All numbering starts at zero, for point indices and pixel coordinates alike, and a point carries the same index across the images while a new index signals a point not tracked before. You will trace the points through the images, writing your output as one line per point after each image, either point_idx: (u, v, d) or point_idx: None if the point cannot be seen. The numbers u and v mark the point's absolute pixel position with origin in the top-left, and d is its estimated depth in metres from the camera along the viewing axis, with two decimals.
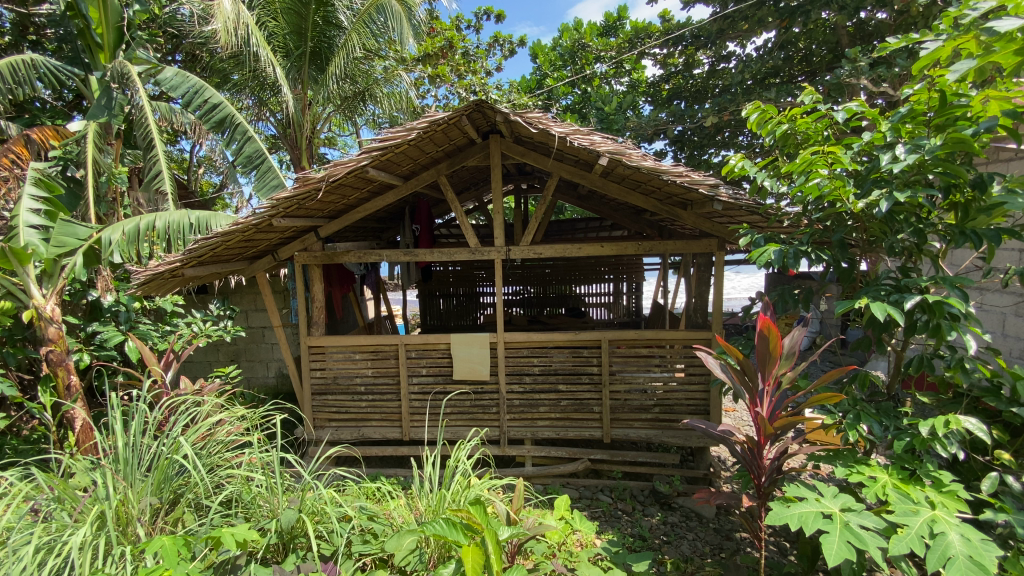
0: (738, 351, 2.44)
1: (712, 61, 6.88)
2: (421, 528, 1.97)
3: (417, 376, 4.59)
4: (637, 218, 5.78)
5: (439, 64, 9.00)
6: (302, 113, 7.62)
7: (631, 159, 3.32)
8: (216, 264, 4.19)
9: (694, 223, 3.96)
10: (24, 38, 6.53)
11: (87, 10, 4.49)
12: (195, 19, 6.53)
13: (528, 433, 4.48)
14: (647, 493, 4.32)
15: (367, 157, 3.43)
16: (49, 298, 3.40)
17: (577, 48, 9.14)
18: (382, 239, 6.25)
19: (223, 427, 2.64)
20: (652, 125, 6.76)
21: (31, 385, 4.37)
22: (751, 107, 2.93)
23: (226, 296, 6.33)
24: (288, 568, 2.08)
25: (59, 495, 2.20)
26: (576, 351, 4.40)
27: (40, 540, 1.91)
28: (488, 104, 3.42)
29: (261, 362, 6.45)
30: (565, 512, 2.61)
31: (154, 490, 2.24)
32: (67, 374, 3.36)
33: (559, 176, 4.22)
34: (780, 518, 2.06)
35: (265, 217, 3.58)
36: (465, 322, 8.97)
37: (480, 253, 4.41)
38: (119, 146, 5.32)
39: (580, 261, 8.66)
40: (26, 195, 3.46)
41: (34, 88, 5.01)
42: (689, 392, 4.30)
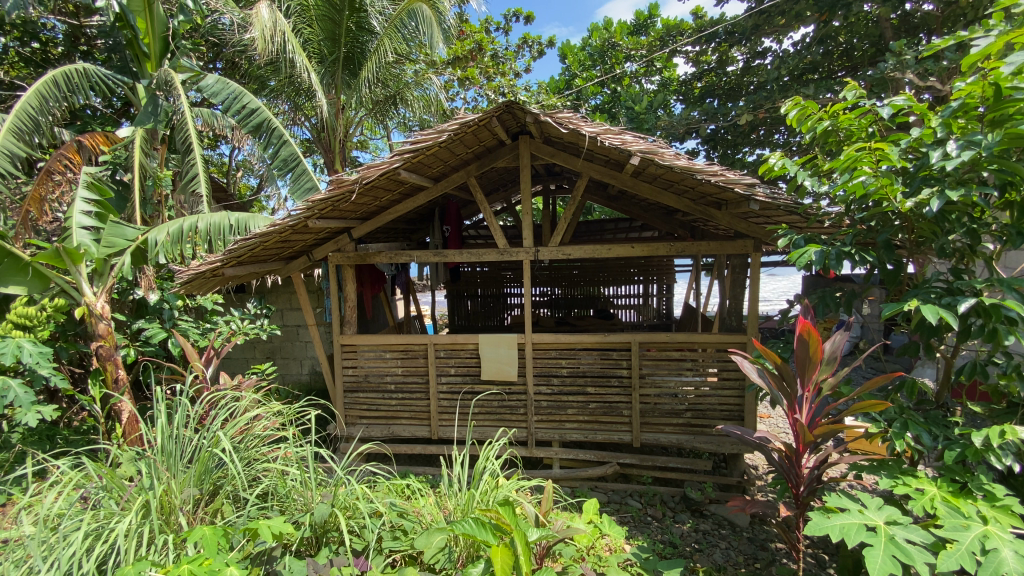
0: (776, 356, 2.36)
1: (747, 58, 6.68)
2: (450, 526, 1.97)
3: (446, 375, 4.63)
4: (668, 218, 5.70)
5: (468, 67, 9.09)
6: (335, 118, 7.80)
7: (663, 158, 3.25)
8: (254, 264, 4.32)
9: (728, 223, 3.87)
10: (76, 49, 6.92)
11: (135, 21, 4.86)
12: (235, 27, 6.78)
13: (556, 435, 4.46)
14: (678, 499, 4.23)
15: (399, 159, 3.47)
16: (99, 295, 3.60)
17: (607, 48, 9.04)
18: (412, 240, 6.32)
19: (260, 422, 2.72)
20: (684, 124, 6.65)
21: (81, 378, 4.62)
22: (790, 103, 2.85)
23: (263, 296, 6.54)
24: (322, 561, 2.12)
25: (107, 483, 2.31)
26: (605, 354, 4.36)
27: (90, 526, 2.02)
28: (518, 105, 3.41)
29: (295, 360, 6.61)
30: (593, 516, 2.58)
31: (196, 482, 2.33)
32: (115, 368, 3.53)
33: (589, 176, 4.17)
34: (819, 529, 1.98)
35: (301, 218, 3.67)
36: (492, 323, 8.98)
37: (509, 253, 4.39)
38: (163, 151, 5.55)
39: (609, 262, 8.56)
40: (78, 197, 3.67)
41: (87, 96, 5.22)
42: (722, 398, 4.18)
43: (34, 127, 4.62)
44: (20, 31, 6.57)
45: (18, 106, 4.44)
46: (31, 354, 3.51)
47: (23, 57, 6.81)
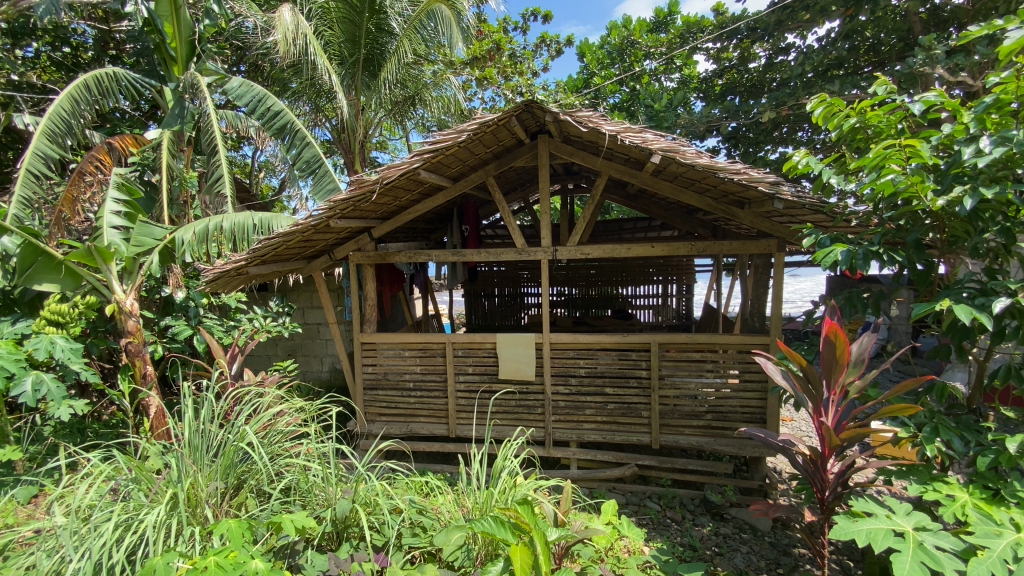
0: (801, 358, 2.32)
1: (770, 54, 6.55)
2: (470, 524, 1.98)
3: (464, 374, 4.65)
4: (688, 217, 5.63)
5: (486, 67, 9.14)
6: (355, 119, 7.89)
7: (685, 156, 3.21)
8: (276, 264, 4.39)
9: (751, 223, 3.80)
10: (105, 53, 7.12)
11: (163, 26, 5.05)
12: (258, 31, 6.91)
13: (574, 435, 4.44)
14: (697, 502, 4.18)
15: (419, 159, 3.50)
16: (128, 293, 3.71)
17: (626, 46, 8.95)
18: (430, 240, 6.35)
19: (283, 418, 2.77)
20: (704, 122, 6.56)
21: (111, 373, 4.76)
22: (815, 100, 2.79)
23: (284, 294, 6.66)
24: (343, 556, 2.15)
25: (136, 475, 2.38)
26: (623, 354, 4.33)
27: (120, 517, 2.08)
28: (537, 104, 3.41)
29: (315, 357, 6.71)
30: (612, 517, 2.55)
31: (222, 475, 2.39)
32: (143, 364, 3.63)
33: (608, 175, 4.14)
34: (845, 533, 1.94)
35: (323, 218, 3.73)
36: (509, 323, 8.99)
37: (527, 253, 4.37)
38: (189, 152, 5.68)
39: (628, 262, 8.50)
40: (109, 198, 3.78)
41: (116, 99, 5.38)
42: (744, 400, 4.12)
43: (67, 130, 4.77)
44: (52, 36, 6.79)
45: (52, 110, 4.59)
46: (64, 350, 3.63)
47: (55, 62, 7.04)
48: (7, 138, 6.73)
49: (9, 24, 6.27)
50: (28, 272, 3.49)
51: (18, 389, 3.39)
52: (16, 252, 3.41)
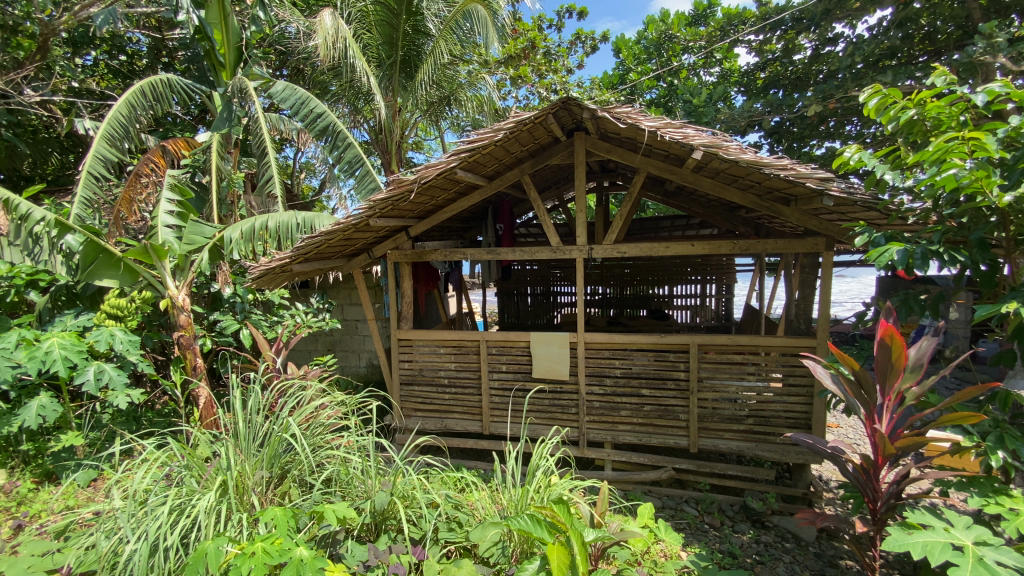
0: (853, 362, 2.24)
1: (816, 45, 6.25)
2: (506, 522, 1.99)
3: (498, 372, 4.67)
4: (730, 215, 5.48)
5: (521, 66, 9.22)
6: (392, 119, 8.05)
7: (728, 152, 3.13)
8: (318, 261, 4.52)
9: (798, 220, 3.65)
10: (158, 60, 7.52)
11: (213, 33, 5.29)
12: (301, 36, 7.13)
13: (609, 436, 4.40)
14: (737, 509, 4.07)
15: (456, 159, 3.53)
16: (181, 289, 3.90)
17: (664, 40, 8.76)
18: (465, 238, 6.41)
19: (325, 411, 2.86)
20: (745, 117, 6.36)
21: (164, 364, 5.01)
22: (869, 91, 2.65)
23: (324, 291, 6.86)
24: (382, 547, 2.21)
25: (188, 462, 2.49)
26: (660, 355, 4.24)
27: (174, 502, 2.20)
28: (575, 101, 3.37)
29: (354, 353, 6.88)
30: (648, 520, 2.48)
31: (267, 465, 2.47)
32: (193, 356, 3.81)
33: (647, 173, 4.07)
34: (899, 545, 1.84)
35: (363, 217, 3.83)
36: (542, 322, 8.97)
37: (562, 251, 4.34)
38: (237, 154, 5.91)
39: (664, 261, 8.34)
40: (163, 198, 3.98)
41: (169, 104, 5.65)
42: (788, 404, 3.98)
43: (125, 134, 5.05)
44: (110, 45, 7.20)
45: (111, 115, 4.87)
46: (122, 342, 3.85)
47: (112, 69, 7.48)
48: (70, 142, 7.20)
49: (71, 34, 6.70)
50: (90, 268, 3.72)
51: (81, 378, 3.62)
52: (80, 250, 3.64)
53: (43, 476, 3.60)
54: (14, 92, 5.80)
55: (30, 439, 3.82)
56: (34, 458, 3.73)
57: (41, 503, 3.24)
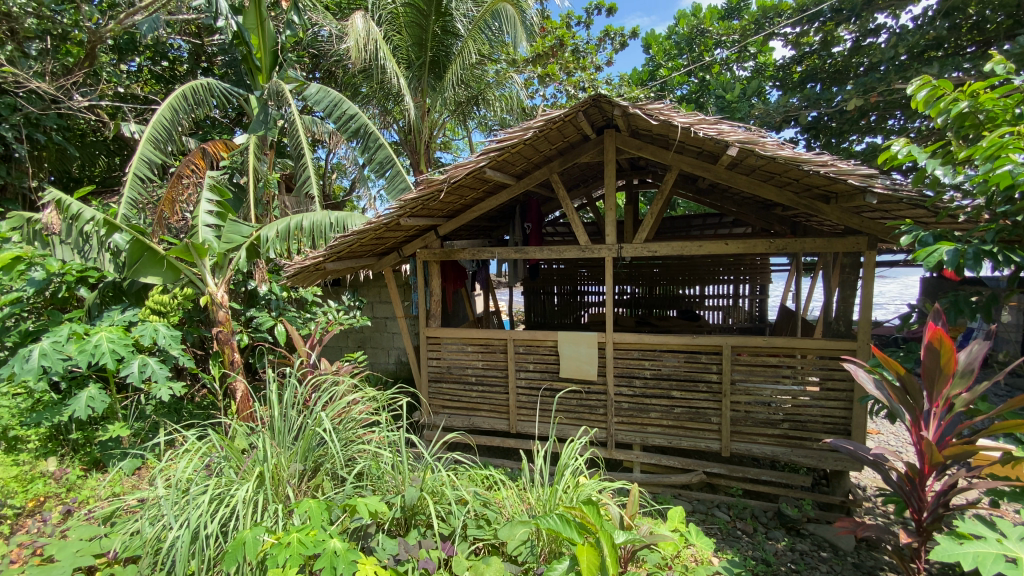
0: (899, 365, 2.17)
1: (857, 37, 5.98)
2: (535, 521, 1.98)
3: (525, 371, 4.67)
4: (765, 213, 5.34)
5: (549, 64, 9.18)
6: (421, 120, 8.14)
7: (765, 148, 3.04)
8: (350, 260, 4.61)
9: (838, 219, 3.53)
10: (198, 65, 7.81)
11: (251, 38, 5.48)
12: (334, 39, 7.28)
13: (638, 437, 4.35)
14: (771, 515, 3.96)
15: (485, 159, 3.54)
16: (220, 286, 4.03)
17: (696, 35, 8.57)
18: (493, 237, 6.43)
19: (357, 406, 2.91)
20: (781, 112, 6.18)
21: (203, 358, 5.20)
22: (919, 82, 2.55)
23: (355, 289, 7.00)
24: (412, 542, 2.24)
25: (227, 453, 2.57)
26: (691, 356, 4.16)
27: (214, 492, 2.28)
28: (606, 98, 3.32)
29: (383, 350, 7.00)
30: (679, 524, 2.43)
31: (301, 458, 2.54)
32: (231, 351, 3.93)
33: (679, 170, 3.99)
34: (947, 554, 1.77)
35: (394, 217, 3.89)
36: (569, 321, 8.93)
37: (591, 250, 4.30)
38: (272, 155, 6.07)
39: (695, 261, 8.18)
40: (203, 199, 4.14)
41: (209, 107, 5.84)
42: (825, 409, 3.85)
43: (168, 137, 5.26)
44: (153, 51, 7.51)
45: (155, 119, 5.08)
46: (165, 337, 4.00)
47: (156, 75, 7.77)
48: (116, 146, 7.53)
49: (117, 42, 7.01)
50: (136, 266, 3.88)
51: (127, 370, 3.78)
52: (127, 248, 3.81)
53: (92, 464, 3.79)
54: (65, 98, 6.10)
55: (80, 428, 4.02)
56: (83, 446, 3.92)
57: (90, 489, 3.40)
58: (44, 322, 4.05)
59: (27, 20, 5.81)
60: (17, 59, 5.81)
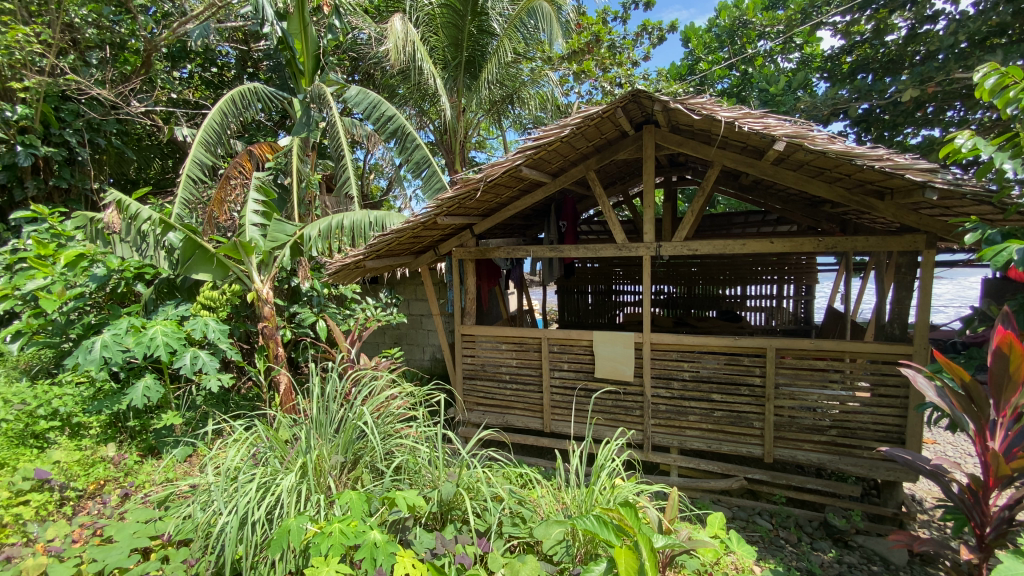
0: (965, 372, 2.05)
1: (912, 24, 5.64)
2: (572, 521, 1.97)
3: (560, 370, 4.65)
4: (811, 210, 5.13)
5: (585, 61, 9.08)
6: (456, 119, 8.22)
7: (815, 142, 2.92)
8: (389, 258, 4.71)
9: (893, 215, 3.36)
10: (244, 70, 8.15)
11: (294, 43, 5.72)
12: (373, 42, 7.43)
13: (675, 441, 4.26)
14: (816, 525, 3.82)
15: (522, 157, 3.54)
16: (265, 283, 4.19)
17: (738, 27, 8.30)
18: (527, 235, 6.43)
19: (395, 401, 2.97)
20: (829, 105, 5.91)
21: (249, 352, 5.41)
22: (985, 71, 2.41)
23: (392, 287, 7.14)
24: (448, 536, 2.27)
25: (272, 443, 2.67)
26: (732, 358, 4.04)
27: (261, 480, 2.37)
28: (646, 93, 3.26)
29: (418, 346, 7.12)
30: (719, 530, 2.37)
31: (342, 450, 2.61)
32: (275, 346, 4.08)
33: (721, 166, 3.88)
34: (1012, 573, 1.64)
35: (431, 216, 3.95)
36: (604, 321, 8.83)
37: (628, 249, 4.24)
38: (314, 156, 6.25)
39: (735, 260, 7.95)
40: (250, 199, 4.31)
41: (255, 110, 6.06)
42: (876, 416, 3.68)
43: (217, 140, 5.50)
44: (203, 58, 7.86)
45: (206, 123, 5.31)
46: (214, 331, 4.20)
47: (205, 81, 8.12)
48: (169, 149, 7.93)
49: (170, 50, 7.39)
50: (189, 263, 4.08)
51: (180, 362, 3.98)
52: (180, 246, 4.01)
53: (147, 450, 4.00)
54: (124, 104, 6.47)
55: (137, 416, 4.25)
56: (139, 433, 4.15)
57: (146, 474, 3.59)
58: (105, 316, 4.30)
59: (88, 30, 6.18)
60: (80, 68, 6.19)
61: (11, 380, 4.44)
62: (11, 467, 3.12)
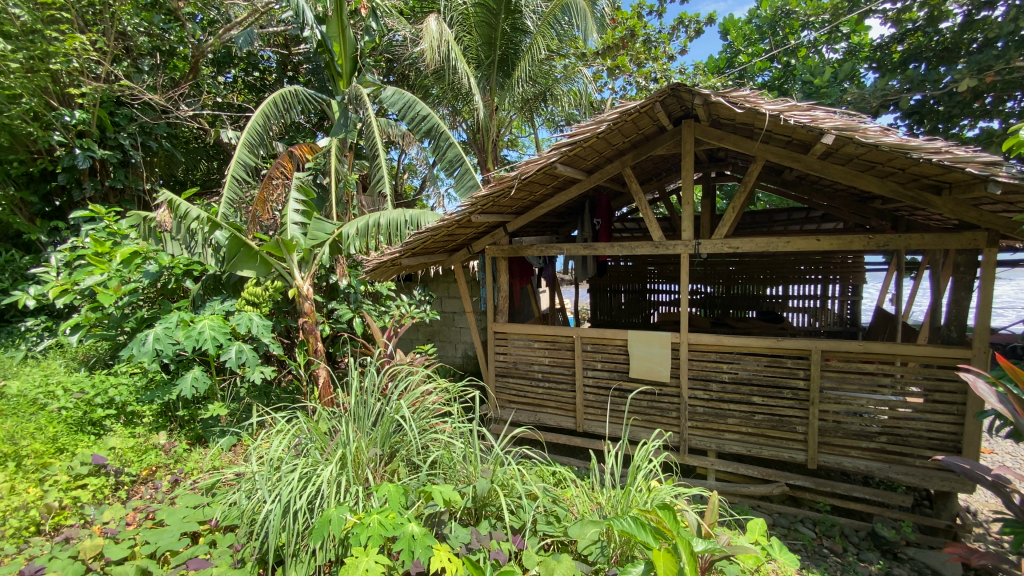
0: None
1: (969, 10, 5.34)
2: (609, 521, 1.95)
3: (593, 369, 4.61)
4: (859, 206, 4.92)
5: (619, 56, 8.81)
6: (489, 118, 8.28)
7: (866, 135, 2.79)
8: (423, 255, 4.77)
9: (952, 212, 3.17)
10: (285, 74, 8.44)
11: (333, 46, 5.95)
12: (408, 42, 7.56)
13: (713, 444, 4.16)
14: (863, 535, 3.66)
15: (557, 154, 3.51)
16: (305, 280, 4.32)
17: (780, 17, 8.03)
18: (560, 233, 6.41)
19: (430, 396, 3.02)
20: (878, 97, 5.63)
21: (290, 347, 5.59)
22: None
23: (426, 284, 7.25)
24: (483, 532, 2.29)
25: (314, 435, 2.75)
26: (774, 360, 3.93)
27: (303, 470, 2.44)
28: (686, 86, 3.18)
29: (451, 343, 7.20)
30: (760, 537, 2.29)
31: (380, 443, 2.67)
32: (315, 341, 4.21)
33: (764, 161, 3.76)
34: None
35: (465, 213, 3.98)
36: (637, 320, 8.71)
37: (665, 247, 4.16)
38: (351, 157, 6.40)
39: (776, 259, 7.74)
40: (292, 198, 4.46)
41: (295, 112, 6.25)
42: (929, 423, 3.51)
43: (260, 142, 5.70)
44: (246, 63, 8.17)
45: (250, 125, 5.52)
46: (258, 326, 4.35)
47: (248, 85, 8.43)
48: (214, 150, 8.27)
49: (216, 56, 7.75)
50: (234, 260, 4.24)
51: (226, 355, 4.15)
52: (226, 244, 4.18)
53: (195, 439, 4.19)
54: (173, 108, 6.78)
55: (185, 406, 4.45)
56: (188, 423, 4.35)
57: (194, 462, 3.75)
58: (157, 310, 4.53)
59: (141, 38, 6.52)
60: (133, 74, 6.52)
61: (71, 370, 4.72)
62: (71, 452, 3.33)
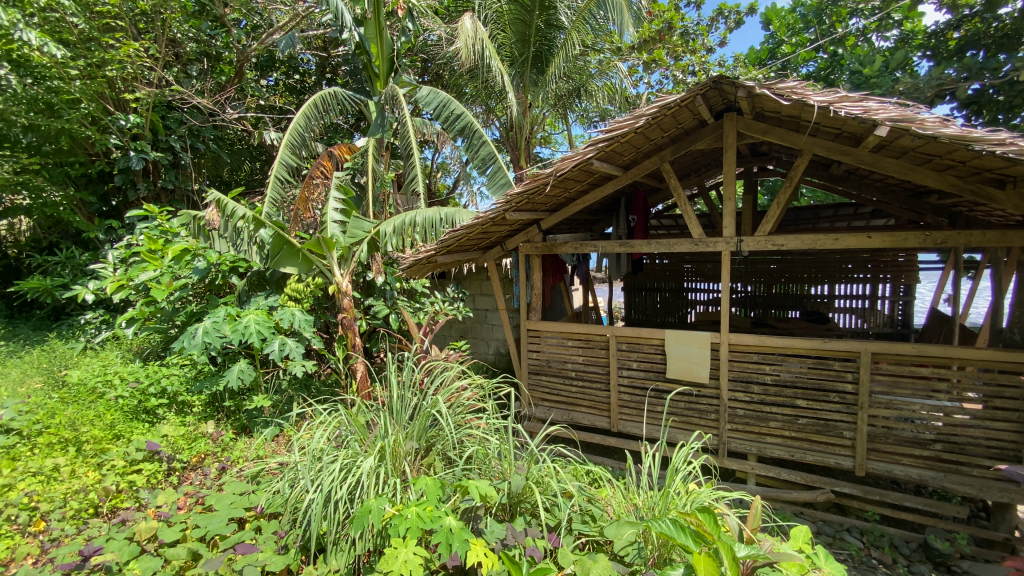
0: None
1: None
2: (647, 522, 1.93)
3: (628, 368, 4.56)
4: (913, 201, 4.67)
5: (655, 49, 8.78)
6: (523, 116, 8.28)
7: (923, 126, 2.65)
8: (458, 253, 4.82)
9: (1019, 207, 2.97)
10: (323, 76, 8.67)
11: (371, 47, 6.10)
12: (443, 42, 7.64)
13: (753, 447, 4.05)
14: (915, 547, 3.49)
15: (594, 149, 3.48)
16: (344, 277, 4.43)
17: (826, 5, 7.72)
18: (595, 231, 6.35)
19: (465, 392, 3.05)
20: (933, 86, 5.29)
21: (329, 342, 5.76)
22: None
23: (460, 282, 7.32)
24: (518, 528, 2.30)
25: (354, 427, 2.82)
26: (819, 362, 3.79)
27: (344, 461, 2.51)
28: (729, 79, 3.09)
29: (483, 340, 7.25)
30: (804, 545, 2.23)
31: (417, 437, 2.72)
32: (353, 336, 4.32)
33: (811, 155, 3.61)
34: None
35: (500, 211, 3.99)
36: (672, 319, 8.55)
37: (704, 244, 4.06)
38: (388, 156, 6.52)
39: (821, 257, 7.45)
40: (332, 197, 4.58)
41: (334, 114, 6.42)
42: (989, 431, 3.32)
43: (301, 142, 5.87)
44: (287, 66, 8.44)
45: (291, 127, 5.70)
46: (300, 321, 4.50)
47: (289, 87, 8.69)
48: (257, 151, 8.58)
49: (259, 60, 8.05)
50: (278, 257, 4.40)
51: (269, 348, 4.31)
52: (270, 241, 4.33)
53: (240, 429, 4.36)
54: (220, 111, 7.09)
55: (231, 397, 4.64)
56: (233, 413, 4.54)
57: (239, 450, 3.92)
58: (206, 305, 4.73)
59: (189, 44, 6.83)
60: (182, 79, 6.86)
61: (127, 360, 5.00)
62: (127, 438, 3.52)
